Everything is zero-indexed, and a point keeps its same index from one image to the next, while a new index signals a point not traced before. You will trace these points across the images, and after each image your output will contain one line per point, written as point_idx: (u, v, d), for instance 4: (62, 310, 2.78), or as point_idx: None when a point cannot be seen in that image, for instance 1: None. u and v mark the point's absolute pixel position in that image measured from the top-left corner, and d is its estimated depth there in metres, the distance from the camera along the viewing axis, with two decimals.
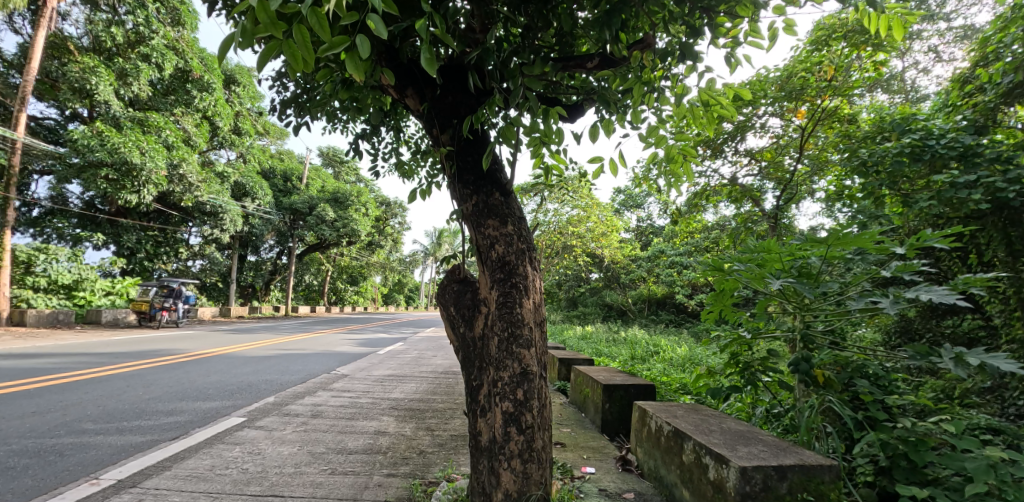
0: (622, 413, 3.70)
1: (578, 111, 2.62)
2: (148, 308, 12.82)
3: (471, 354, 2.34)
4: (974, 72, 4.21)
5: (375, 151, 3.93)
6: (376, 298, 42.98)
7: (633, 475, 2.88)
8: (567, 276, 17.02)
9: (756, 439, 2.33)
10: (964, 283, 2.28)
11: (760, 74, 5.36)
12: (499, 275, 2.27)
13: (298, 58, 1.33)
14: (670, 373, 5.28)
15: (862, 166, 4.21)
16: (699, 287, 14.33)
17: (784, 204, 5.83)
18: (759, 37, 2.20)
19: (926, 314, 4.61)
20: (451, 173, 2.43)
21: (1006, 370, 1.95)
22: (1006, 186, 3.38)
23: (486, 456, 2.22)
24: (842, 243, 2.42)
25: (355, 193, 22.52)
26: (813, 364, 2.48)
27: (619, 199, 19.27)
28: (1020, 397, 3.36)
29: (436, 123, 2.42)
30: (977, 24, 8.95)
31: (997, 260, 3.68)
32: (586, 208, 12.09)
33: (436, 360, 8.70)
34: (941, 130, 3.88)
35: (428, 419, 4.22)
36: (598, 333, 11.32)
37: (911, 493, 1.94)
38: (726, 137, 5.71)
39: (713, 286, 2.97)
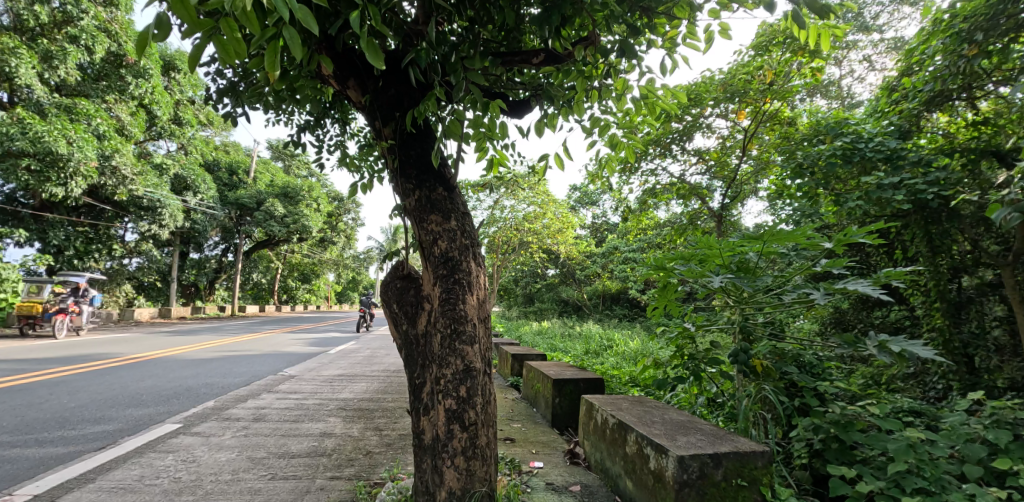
0: (573, 407, 3.74)
1: (523, 107, 2.61)
2: (41, 311, 11.02)
3: (414, 352, 2.29)
4: (900, 81, 4.32)
5: (320, 144, 3.77)
6: (330, 296, 41.85)
7: (580, 468, 2.92)
8: (523, 271, 17.87)
9: (695, 429, 2.41)
10: (886, 276, 2.39)
11: (705, 76, 5.53)
12: (442, 271, 2.23)
13: (226, 52, 1.26)
14: (622, 366, 5.44)
15: (799, 168, 4.42)
16: (649, 282, 14.76)
17: (728, 202, 6.08)
18: (696, 39, 2.25)
19: (857, 306, 4.90)
20: (394, 167, 2.37)
21: (923, 355, 2.07)
22: (926, 188, 3.64)
23: (430, 454, 2.18)
24: (777, 239, 2.50)
25: (306, 188, 21.71)
26: (751, 354, 2.55)
27: (574, 196, 19.53)
28: (939, 382, 3.67)
29: (379, 115, 2.35)
30: (907, 36, 9.58)
31: (917, 255, 4.01)
32: (542, 205, 12.18)
33: (389, 358, 8.53)
34: (870, 134, 4.11)
35: (376, 419, 4.13)
36: (554, 328, 11.45)
37: (840, 474, 2.05)
38: (676, 136, 5.87)
39: (658, 281, 2.97)
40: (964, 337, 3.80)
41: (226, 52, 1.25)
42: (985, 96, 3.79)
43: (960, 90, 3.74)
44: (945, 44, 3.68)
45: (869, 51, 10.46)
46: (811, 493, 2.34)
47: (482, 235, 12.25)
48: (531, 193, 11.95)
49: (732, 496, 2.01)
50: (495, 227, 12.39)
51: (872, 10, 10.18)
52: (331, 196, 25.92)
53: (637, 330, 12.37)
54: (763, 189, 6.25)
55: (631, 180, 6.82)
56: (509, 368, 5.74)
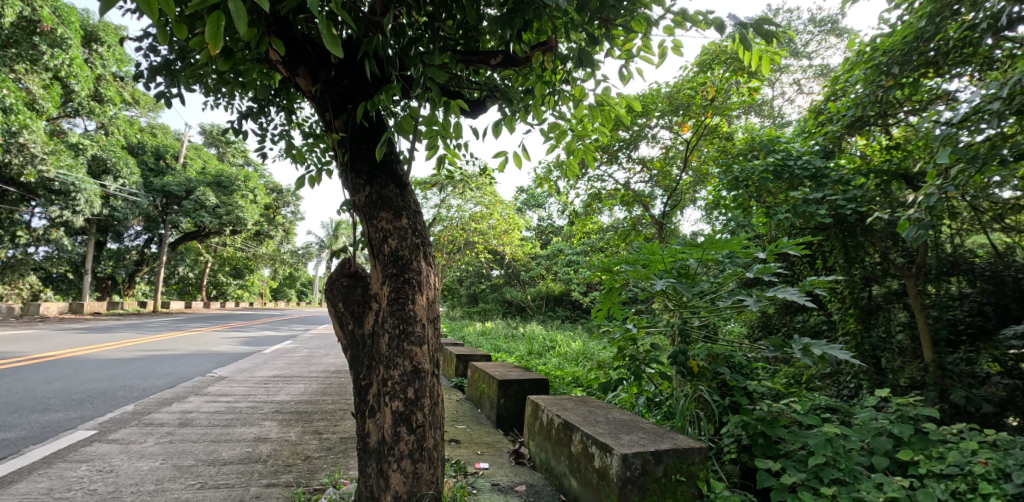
0: (517, 408, 3.75)
1: (479, 108, 2.58)
2: None
3: (360, 353, 2.21)
4: (826, 105, 4.66)
5: (262, 132, 3.56)
6: (263, 293, 39.64)
7: (525, 468, 2.94)
8: (467, 271, 17.79)
9: (637, 428, 2.50)
10: (811, 284, 2.56)
11: (652, 89, 5.73)
12: (391, 270, 2.18)
13: (154, 10, 1.12)
14: (565, 367, 5.54)
15: (735, 181, 4.70)
16: (592, 285, 15.17)
17: (669, 210, 6.36)
18: (650, 53, 2.29)
19: (782, 311, 5.27)
20: (344, 161, 2.28)
21: (842, 358, 2.24)
22: (845, 204, 3.99)
23: (374, 458, 2.12)
24: (716, 247, 2.63)
25: (242, 177, 20.49)
26: (689, 356, 2.66)
27: (521, 198, 19.72)
28: (851, 381, 4.03)
29: (330, 106, 2.26)
30: (831, 65, 10.45)
31: (836, 265, 4.34)
32: (489, 206, 12.20)
33: (328, 358, 8.21)
34: (798, 153, 4.43)
35: (315, 422, 3.95)
36: (498, 329, 11.50)
37: (767, 467, 2.20)
38: (622, 144, 6.07)
39: (603, 283, 3.02)
40: (873, 340, 4.21)
41: (154, 9, 1.12)
42: (896, 124, 4.18)
43: (875, 117, 4.10)
44: (867, 74, 4.00)
45: (798, 75, 11.32)
46: (740, 485, 2.49)
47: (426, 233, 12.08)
48: (479, 193, 11.85)
49: (671, 491, 2.10)
50: (441, 226, 12.28)
51: (801, 38, 11.05)
52: (268, 187, 24.58)
53: (579, 331, 12.66)
54: (700, 199, 6.60)
55: (578, 185, 6.95)
56: (453, 369, 5.69)
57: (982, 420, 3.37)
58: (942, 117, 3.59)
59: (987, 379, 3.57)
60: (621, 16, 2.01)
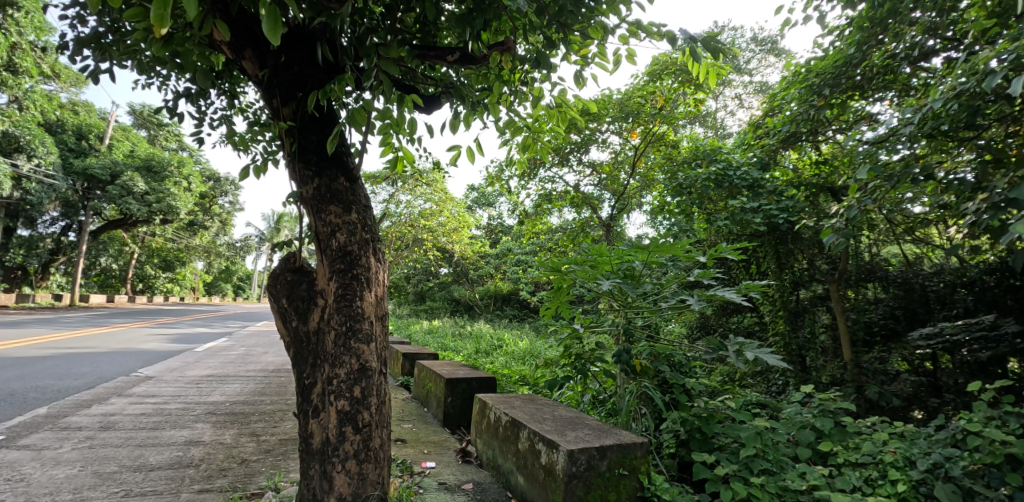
0: (465, 406, 3.75)
1: (434, 104, 2.53)
2: None
3: (304, 351, 2.14)
4: (764, 120, 4.95)
5: (201, 116, 3.34)
6: (196, 287, 37.24)
7: (472, 466, 2.95)
8: (416, 268, 17.56)
9: (582, 424, 2.56)
10: (746, 288, 2.70)
11: (604, 94, 5.86)
12: (339, 265, 2.12)
13: None
14: (511, 365, 5.59)
15: (679, 187, 4.91)
16: (540, 285, 15.41)
17: (616, 213, 6.56)
18: (605, 59, 2.34)
19: (719, 312, 5.57)
20: (292, 151, 2.20)
21: (772, 360, 2.37)
22: (778, 213, 4.28)
23: (318, 459, 2.06)
24: (660, 251, 2.74)
25: (176, 163, 19.17)
26: (633, 355, 2.75)
27: (472, 196, 19.70)
28: (780, 378, 4.32)
29: (278, 93, 2.17)
30: (769, 82, 11.11)
31: (768, 270, 4.78)
32: (439, 203, 12.11)
33: (266, 356, 7.84)
34: (738, 163, 4.70)
35: (253, 424, 3.77)
36: (446, 327, 11.43)
37: (703, 460, 2.33)
38: (573, 147, 6.19)
39: (551, 283, 3.05)
40: (800, 340, 4.62)
41: None
42: (824, 141, 4.49)
43: (807, 133, 4.37)
44: (801, 93, 4.29)
45: (740, 90, 11.98)
46: (678, 478, 2.61)
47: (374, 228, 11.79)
48: (428, 189, 11.79)
49: (614, 485, 2.17)
50: (389, 221, 12.05)
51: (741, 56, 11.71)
52: (205, 175, 23.13)
53: (526, 330, 12.83)
54: (645, 204, 6.85)
55: (529, 185, 7.02)
56: (399, 367, 5.59)
57: (892, 413, 3.71)
58: (865, 137, 3.89)
59: (897, 376, 3.89)
60: (579, 22, 2.03)
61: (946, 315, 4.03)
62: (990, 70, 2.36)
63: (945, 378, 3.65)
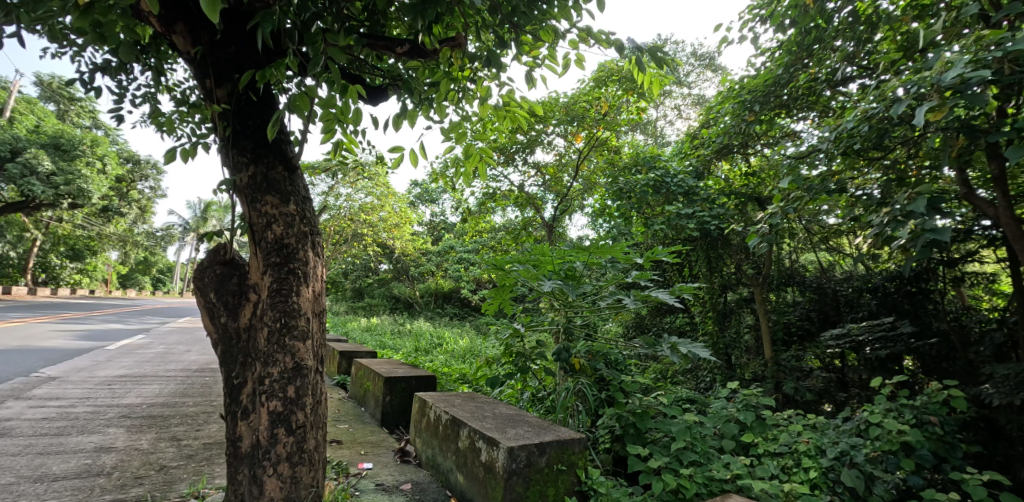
0: (403, 405, 3.69)
1: (381, 96, 2.45)
2: None
3: (233, 348, 2.02)
4: (699, 131, 5.23)
5: (121, 92, 3.06)
6: (108, 279, 34.14)
7: (410, 466, 2.91)
8: (354, 264, 17.06)
9: (522, 422, 2.60)
10: (680, 289, 2.84)
11: (551, 97, 5.92)
12: (274, 259, 2.02)
13: None
14: (451, 363, 5.57)
15: (619, 191, 5.09)
16: (482, 283, 15.51)
17: (558, 214, 6.69)
18: (555, 62, 2.36)
19: (654, 312, 5.83)
20: (225, 135, 2.07)
21: (702, 356, 2.51)
22: (710, 220, 4.56)
23: (247, 464, 1.95)
24: (600, 252, 2.82)
25: (88, 142, 17.44)
26: (572, 353, 2.82)
27: (415, 192, 19.41)
28: (708, 375, 4.60)
29: (212, 72, 2.04)
30: (705, 96, 11.76)
31: (700, 273, 5.11)
32: (381, 197, 11.83)
33: (189, 355, 7.32)
34: (675, 172, 4.95)
35: (173, 427, 3.52)
36: (385, 325, 11.20)
37: (638, 453, 2.43)
38: (519, 147, 6.24)
39: (494, 281, 3.05)
40: (726, 340, 4.98)
41: None
42: (754, 154, 4.82)
43: (738, 145, 4.69)
44: (734, 108, 4.57)
45: (679, 101, 12.59)
46: (613, 472, 2.71)
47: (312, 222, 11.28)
48: (369, 183, 11.48)
49: (552, 480, 2.22)
50: (328, 215, 11.59)
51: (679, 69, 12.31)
52: (121, 156, 21.17)
53: (467, 328, 12.83)
54: (587, 206, 7.04)
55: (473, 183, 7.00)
56: (336, 366, 5.41)
57: (805, 406, 4.05)
58: (789, 152, 4.20)
59: (810, 373, 4.25)
60: (531, 23, 2.04)
61: (853, 317, 4.42)
62: (894, 98, 2.62)
63: (851, 374, 4.03)
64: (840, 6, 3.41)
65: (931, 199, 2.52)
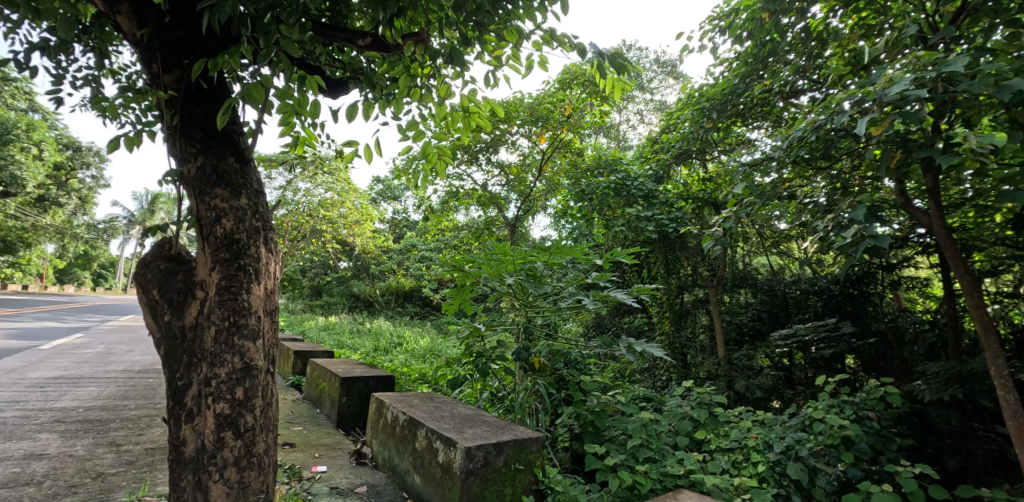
0: (360, 406, 3.61)
1: (340, 89, 2.38)
2: None
3: (177, 348, 1.92)
4: (660, 136, 5.36)
5: (59, 73, 2.85)
6: (42, 274, 31.84)
7: (366, 468, 2.84)
8: (312, 261, 16.59)
9: (481, 421, 2.59)
10: (638, 289, 2.88)
11: (516, 96, 5.92)
12: (223, 255, 1.93)
13: None
14: (411, 363, 5.50)
15: (582, 193, 5.15)
16: (444, 282, 15.41)
17: (521, 214, 6.72)
18: (518, 62, 2.36)
19: (614, 313, 5.94)
20: (172, 124, 1.96)
21: (658, 355, 2.57)
22: (668, 223, 4.74)
23: (191, 469, 1.86)
24: (560, 252, 2.85)
25: (19, 125, 16.16)
26: (531, 353, 2.82)
27: (377, 189, 19.08)
28: (664, 374, 4.72)
29: (159, 57, 1.93)
30: (666, 102, 12.08)
31: (658, 274, 5.28)
32: (341, 193, 11.53)
33: (131, 355, 6.91)
34: (635, 175, 5.07)
35: (112, 432, 3.31)
36: (344, 324, 10.95)
37: (595, 451, 2.46)
38: (483, 146, 6.22)
39: (454, 281, 3.02)
40: (682, 339, 5.16)
41: None
42: (711, 160, 4.97)
43: (696, 151, 4.86)
44: (694, 115, 4.72)
45: (641, 106, 12.90)
46: (571, 470, 2.75)
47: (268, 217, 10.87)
48: (329, 178, 11.15)
49: (509, 479, 2.22)
50: (285, 210, 11.20)
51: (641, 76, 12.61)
52: (58, 142, 19.75)
53: (428, 327, 12.71)
54: (549, 207, 7.10)
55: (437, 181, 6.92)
56: (290, 366, 5.23)
57: (755, 403, 4.22)
58: (744, 159, 4.36)
59: (760, 371, 4.44)
60: (495, 23, 2.04)
61: (801, 318, 4.61)
62: (840, 110, 2.76)
63: (798, 372, 4.24)
64: (794, 21, 3.56)
65: (871, 208, 2.67)
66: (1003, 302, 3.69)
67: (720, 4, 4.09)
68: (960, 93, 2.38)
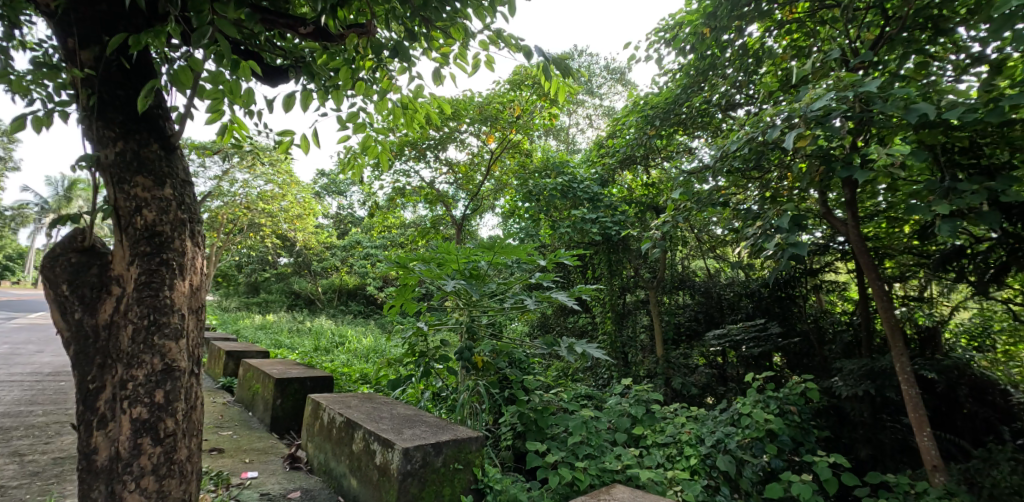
0: (297, 408, 3.48)
1: (279, 77, 2.28)
2: None
3: (89, 349, 1.77)
4: (606, 140, 5.51)
5: None
6: None
7: (301, 472, 2.74)
8: (251, 256, 15.81)
9: (420, 422, 2.56)
10: (580, 290, 2.92)
11: (466, 95, 5.89)
12: (143, 248, 1.79)
13: None
14: (352, 363, 5.35)
15: (529, 193, 5.19)
16: (389, 280, 15.13)
17: (469, 213, 6.70)
18: (465, 61, 2.35)
19: (559, 313, 6.06)
20: (88, 105, 1.79)
21: (597, 355, 2.63)
22: (611, 225, 5.02)
23: (103, 479, 1.72)
24: (504, 252, 2.86)
25: None
26: (474, 352, 2.81)
27: (322, 183, 18.47)
28: (606, 372, 4.86)
29: (75, 31, 1.77)
30: (614, 108, 12.44)
31: (601, 275, 5.53)
32: (283, 186, 11.01)
33: (36, 356, 6.29)
34: (581, 178, 5.27)
35: (14, 441, 3.00)
36: (282, 322, 10.50)
37: (536, 449, 2.49)
38: (432, 143, 6.14)
39: (397, 280, 2.96)
40: (623, 339, 5.33)
41: None
42: (655, 167, 5.16)
43: (640, 157, 5.04)
44: (638, 121, 4.88)
45: (590, 111, 13.23)
46: (512, 468, 2.77)
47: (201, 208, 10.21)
48: (270, 169, 10.63)
49: (448, 479, 2.21)
50: (220, 201, 10.58)
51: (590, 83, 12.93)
52: None
53: (371, 326, 12.42)
54: (498, 206, 7.13)
55: (384, 176, 6.76)
56: (221, 367, 4.95)
57: (690, 400, 4.42)
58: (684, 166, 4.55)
59: (695, 369, 4.66)
60: (442, 20, 2.02)
61: (733, 318, 4.87)
62: (771, 124, 2.94)
63: (730, 370, 4.48)
64: (733, 38, 3.74)
65: (795, 216, 2.86)
66: (909, 304, 4.11)
67: (665, 17, 4.26)
68: (875, 114, 2.59)
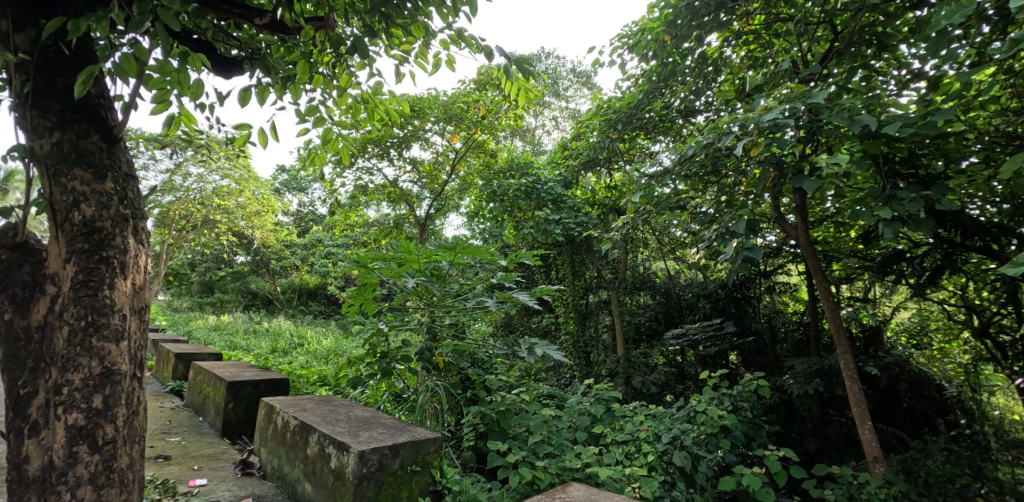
0: (250, 412, 3.37)
1: (233, 68, 2.19)
2: None
3: (20, 351, 1.66)
4: (569, 143, 5.57)
5: None
6: None
7: (253, 478, 2.65)
8: (205, 254, 15.17)
9: (378, 424, 2.51)
10: (540, 290, 2.95)
11: (430, 93, 5.84)
12: (81, 245, 1.68)
13: None
14: (310, 365, 5.21)
15: (493, 193, 5.19)
16: (351, 279, 14.82)
17: (433, 213, 6.65)
18: (425, 59, 2.34)
19: (522, 313, 6.11)
20: (21, 91, 1.68)
21: (558, 355, 2.65)
22: (574, 227, 5.14)
23: (34, 490, 1.61)
24: (465, 252, 2.85)
25: None
26: (435, 352, 2.80)
27: (281, 179, 17.92)
28: (568, 372, 4.92)
29: (7, 13, 1.65)
30: (579, 111, 12.58)
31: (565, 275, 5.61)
32: (240, 181, 10.61)
33: None
34: (545, 179, 5.33)
35: None
36: (237, 323, 10.12)
37: (497, 448, 2.49)
38: (396, 141, 6.03)
39: (356, 280, 2.89)
40: (585, 339, 5.41)
41: None
42: (617, 170, 5.25)
43: (603, 159, 5.14)
44: (602, 125, 4.96)
45: (556, 113, 13.34)
46: (474, 469, 2.77)
47: (150, 204, 9.71)
48: (226, 164, 10.22)
49: (406, 481, 2.19)
50: (171, 197, 10.09)
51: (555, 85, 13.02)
52: None
53: (332, 327, 12.15)
54: (462, 206, 7.10)
55: (345, 174, 6.62)
56: (170, 370, 4.73)
57: (649, 398, 4.52)
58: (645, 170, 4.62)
59: (655, 368, 4.77)
60: (403, 17, 2.00)
61: (692, 318, 5.01)
62: (727, 131, 3.04)
63: (688, 368, 4.62)
64: (693, 46, 3.84)
65: (750, 221, 2.97)
66: (855, 304, 4.29)
67: (629, 23, 4.34)
68: (823, 124, 2.71)
